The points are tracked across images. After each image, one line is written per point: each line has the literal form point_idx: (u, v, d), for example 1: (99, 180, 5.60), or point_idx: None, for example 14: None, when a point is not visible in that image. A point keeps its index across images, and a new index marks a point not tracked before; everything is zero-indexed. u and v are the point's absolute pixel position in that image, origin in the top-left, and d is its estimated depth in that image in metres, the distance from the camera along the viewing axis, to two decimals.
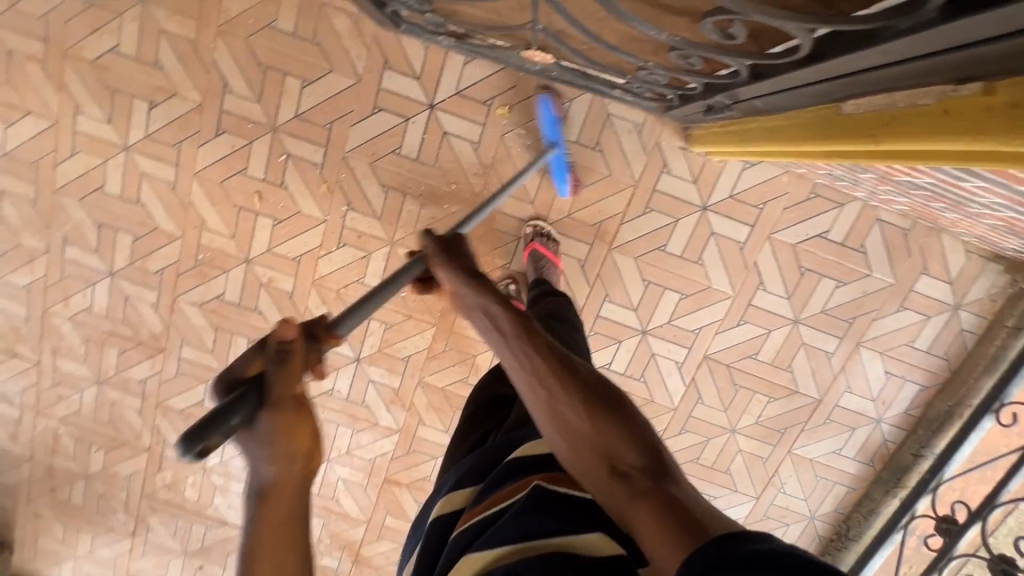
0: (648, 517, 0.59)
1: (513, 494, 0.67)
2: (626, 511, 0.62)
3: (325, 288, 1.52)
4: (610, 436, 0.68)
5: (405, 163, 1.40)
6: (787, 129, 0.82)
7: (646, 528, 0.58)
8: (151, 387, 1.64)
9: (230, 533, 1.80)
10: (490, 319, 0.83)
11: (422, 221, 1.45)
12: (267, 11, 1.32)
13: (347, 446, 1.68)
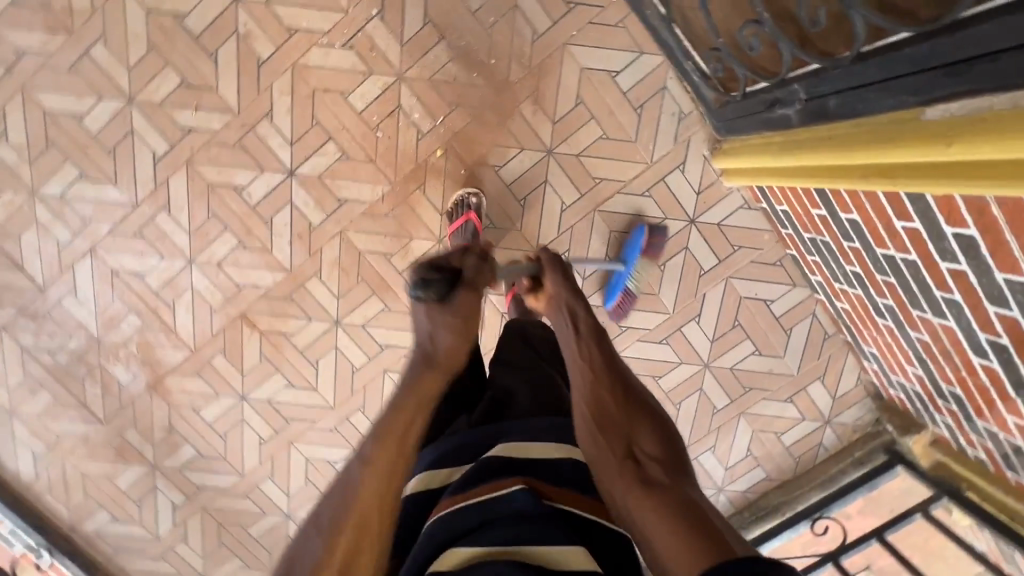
0: (651, 514, 0.59)
1: (498, 491, 0.61)
2: (635, 499, 0.62)
3: (302, 79, 1.32)
4: (635, 424, 0.69)
5: (459, 9, 1.29)
6: (840, 139, 0.86)
7: (658, 522, 0.58)
8: (26, 67, 1.31)
9: (20, 283, 1.45)
10: (571, 314, 0.82)
11: (441, 75, 1.32)
12: None
13: (219, 259, 1.44)
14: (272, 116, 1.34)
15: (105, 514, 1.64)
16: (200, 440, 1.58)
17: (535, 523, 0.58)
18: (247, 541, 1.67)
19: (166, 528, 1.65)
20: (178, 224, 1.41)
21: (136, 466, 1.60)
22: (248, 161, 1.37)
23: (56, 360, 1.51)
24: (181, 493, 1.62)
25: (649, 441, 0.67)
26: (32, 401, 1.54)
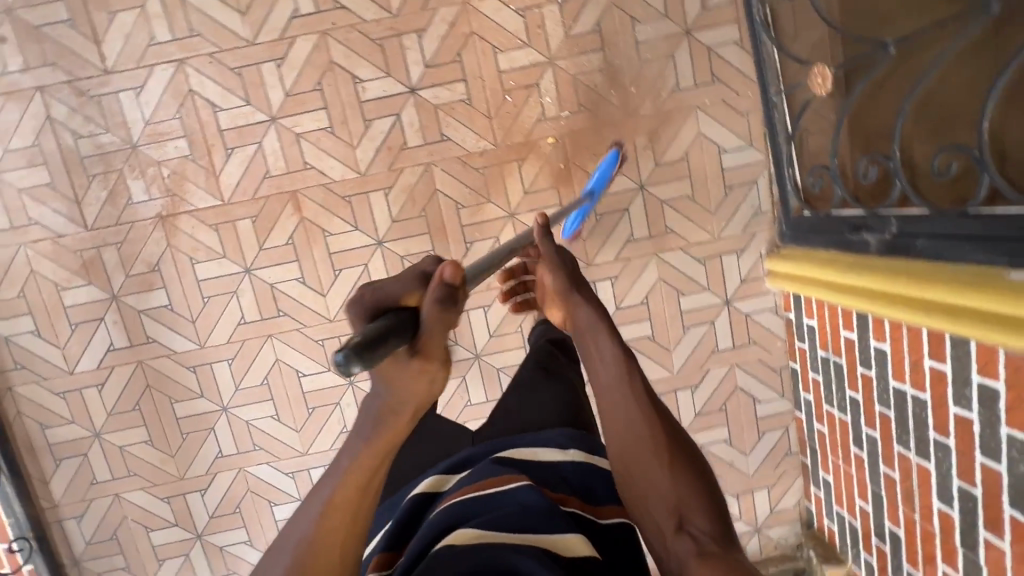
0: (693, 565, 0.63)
1: (508, 481, 0.71)
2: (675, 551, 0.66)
3: (465, 18, 1.38)
4: (673, 470, 0.70)
5: (626, 33, 1.41)
6: (911, 273, 1.04)
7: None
8: None
9: (87, 57, 1.36)
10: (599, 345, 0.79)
11: (584, 78, 1.42)
12: None
13: (301, 132, 1.41)
14: (422, 34, 1.38)
15: (30, 325, 1.46)
16: (179, 293, 1.47)
17: (535, 512, 0.66)
18: (167, 417, 1.52)
19: (88, 367, 1.49)
20: (279, 81, 1.39)
21: (96, 290, 1.45)
22: (379, 61, 1.39)
23: (76, 147, 1.39)
24: (127, 338, 1.48)
25: (690, 495, 0.68)
26: (23, 174, 1.40)
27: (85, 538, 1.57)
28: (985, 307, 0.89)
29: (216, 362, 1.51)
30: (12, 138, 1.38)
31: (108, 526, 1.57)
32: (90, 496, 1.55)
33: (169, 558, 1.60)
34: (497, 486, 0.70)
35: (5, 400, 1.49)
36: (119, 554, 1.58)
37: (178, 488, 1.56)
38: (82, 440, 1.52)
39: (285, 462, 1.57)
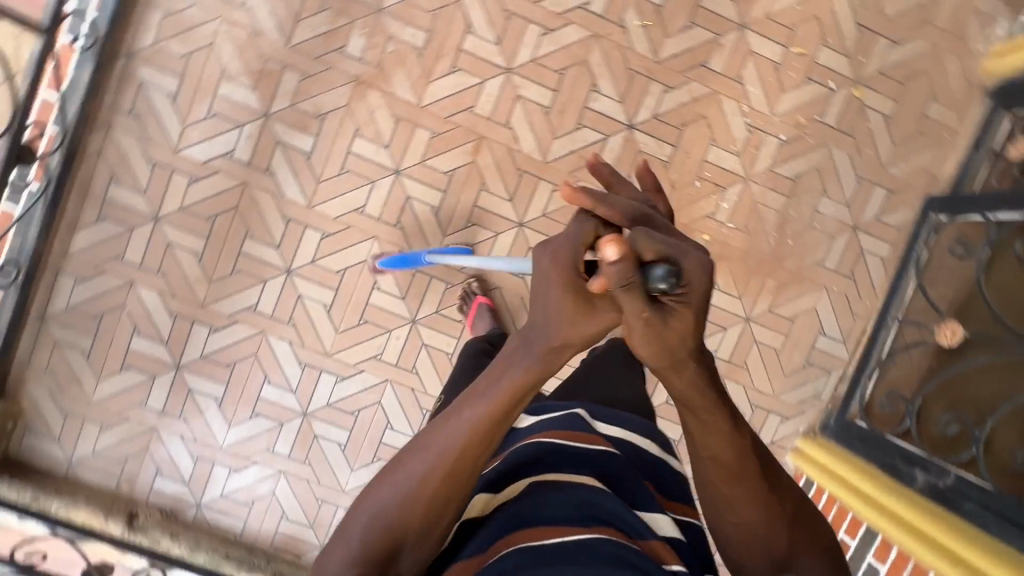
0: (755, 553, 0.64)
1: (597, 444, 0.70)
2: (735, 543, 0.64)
3: (707, 103, 1.51)
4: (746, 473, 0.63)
5: (813, 198, 1.56)
6: (956, 528, 1.22)
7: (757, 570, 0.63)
8: None
9: None
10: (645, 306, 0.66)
11: (761, 209, 1.55)
12: (944, 91, 1.56)
13: (523, 95, 1.46)
14: (668, 92, 1.49)
15: (173, 87, 1.40)
16: (324, 150, 1.44)
17: (625, 479, 0.67)
18: (230, 245, 1.45)
19: (195, 156, 1.42)
20: (535, 46, 1.45)
21: (254, 98, 1.41)
22: (621, 86, 1.48)
23: None
24: (248, 156, 1.42)
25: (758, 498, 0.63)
26: None
27: (70, 300, 1.45)
28: (979, 565, 1.13)
29: (311, 228, 1.46)
30: None
31: (100, 304, 1.45)
32: (104, 267, 1.44)
33: (133, 369, 1.48)
34: (583, 446, 0.69)
35: (96, 134, 1.39)
36: (89, 336, 1.46)
37: (191, 312, 1.47)
38: (138, 215, 1.43)
39: (305, 351, 1.51)
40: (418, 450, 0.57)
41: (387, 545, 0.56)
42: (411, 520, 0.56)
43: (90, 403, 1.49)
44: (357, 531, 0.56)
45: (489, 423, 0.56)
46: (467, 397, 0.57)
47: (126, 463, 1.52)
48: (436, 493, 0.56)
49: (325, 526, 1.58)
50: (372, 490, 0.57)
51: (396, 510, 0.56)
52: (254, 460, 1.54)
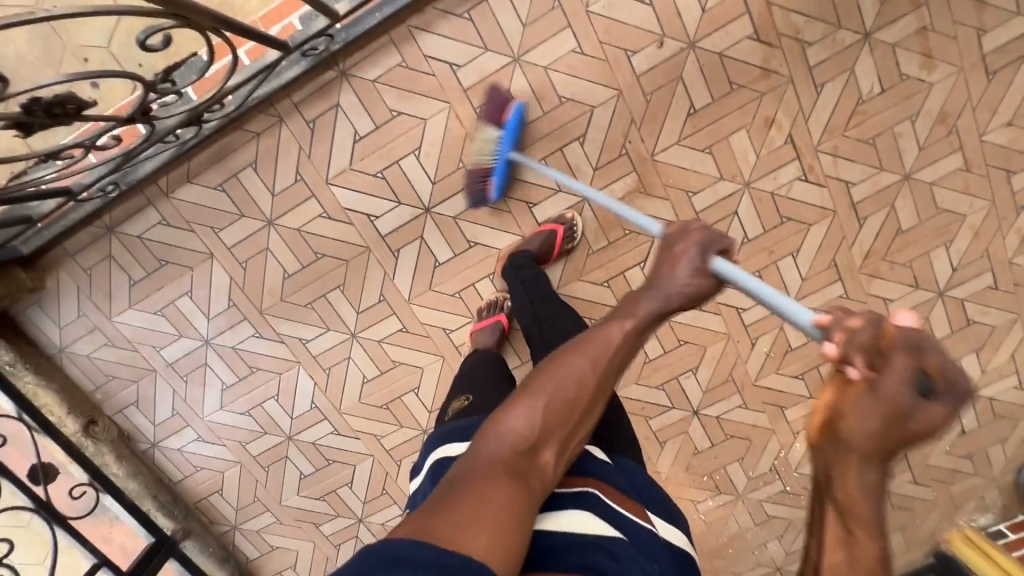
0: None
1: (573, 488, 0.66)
2: None
3: (760, 431, 1.65)
4: None
5: (770, 537, 1.80)
6: None
7: None
8: (848, 221, 1.41)
9: (661, 135, 1.32)
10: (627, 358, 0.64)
11: (732, 519, 1.77)
12: (912, 531, 1.80)
13: None
14: (743, 405, 1.62)
15: (362, 130, 1.30)
16: (453, 269, 1.43)
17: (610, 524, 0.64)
18: (319, 285, 1.45)
19: (340, 198, 1.36)
20: None
21: (426, 190, 1.36)
22: (713, 379, 1.58)
23: (569, 141, 1.32)
24: (387, 230, 1.40)
25: None
26: (524, 91, 1.28)
27: (146, 234, 1.39)
28: None
29: (396, 317, 1.48)
30: (560, 72, 1.27)
31: (171, 253, 1.41)
32: (195, 227, 1.39)
33: (165, 319, 1.48)
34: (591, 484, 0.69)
35: (265, 117, 1.29)
36: (144, 270, 1.43)
37: (248, 312, 1.47)
38: (255, 209, 1.37)
39: (322, 396, 1.57)
40: (573, 354, 0.64)
41: (542, 433, 0.60)
42: (581, 391, 0.62)
43: (110, 320, 1.48)
44: (523, 411, 0.60)
45: (629, 347, 0.64)
46: (607, 322, 0.65)
47: (110, 380, 1.55)
48: (591, 393, 0.63)
49: (247, 514, 1.70)
50: (533, 385, 0.62)
51: (560, 394, 0.61)
52: (223, 443, 1.62)
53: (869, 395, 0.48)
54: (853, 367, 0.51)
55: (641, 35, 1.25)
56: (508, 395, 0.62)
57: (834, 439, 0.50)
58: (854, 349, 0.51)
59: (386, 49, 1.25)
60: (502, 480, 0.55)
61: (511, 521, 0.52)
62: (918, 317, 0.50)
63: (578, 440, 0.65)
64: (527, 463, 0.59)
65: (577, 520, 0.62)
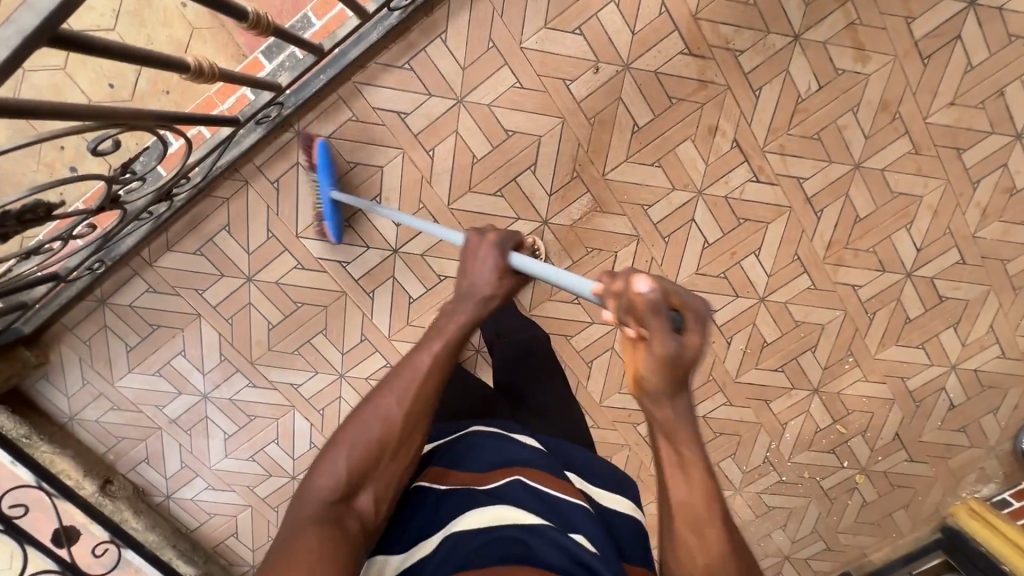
0: None
1: (500, 480, 0.69)
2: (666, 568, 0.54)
3: (748, 425, 1.68)
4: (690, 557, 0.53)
5: (772, 528, 1.82)
6: None
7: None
8: (805, 215, 1.44)
9: (609, 154, 1.36)
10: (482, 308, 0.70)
11: (733, 514, 1.79)
12: (915, 508, 1.80)
13: (615, 348, 1.58)
14: (727, 402, 1.65)
15: (324, 183, 1.37)
16: (427, 304, 1.49)
17: (534, 503, 0.65)
18: (303, 331, 1.52)
19: (311, 249, 1.43)
20: None
21: (392, 232, 1.43)
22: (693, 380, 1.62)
23: (521, 171, 1.37)
24: (360, 273, 1.46)
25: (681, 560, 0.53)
26: (472, 129, 1.33)
27: (136, 302, 1.48)
28: None
29: (380, 354, 1.54)
30: (503, 107, 1.32)
31: (161, 317, 1.49)
32: (180, 291, 1.47)
33: (164, 379, 1.56)
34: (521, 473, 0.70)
35: (231, 183, 1.37)
36: (138, 335, 1.51)
37: (240, 364, 1.55)
38: (234, 268, 1.45)
39: (320, 436, 1.63)
40: (380, 395, 0.63)
41: (357, 477, 0.60)
42: (392, 431, 0.62)
43: (113, 385, 1.56)
44: (331, 462, 0.60)
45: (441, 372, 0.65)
46: (422, 341, 0.67)
47: (120, 440, 1.63)
48: (399, 421, 0.62)
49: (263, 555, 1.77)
50: (344, 433, 0.62)
51: (364, 435, 0.61)
52: (233, 488, 1.70)
53: (647, 351, 0.53)
54: (625, 325, 0.57)
55: (577, 63, 1.29)
56: (323, 447, 0.62)
57: (643, 394, 0.55)
58: (624, 313, 0.56)
59: (337, 106, 1.31)
60: (313, 526, 0.55)
61: (331, 557, 0.52)
62: (655, 280, 0.55)
63: (409, 470, 0.65)
64: (344, 509, 0.59)
65: (494, 513, 0.63)
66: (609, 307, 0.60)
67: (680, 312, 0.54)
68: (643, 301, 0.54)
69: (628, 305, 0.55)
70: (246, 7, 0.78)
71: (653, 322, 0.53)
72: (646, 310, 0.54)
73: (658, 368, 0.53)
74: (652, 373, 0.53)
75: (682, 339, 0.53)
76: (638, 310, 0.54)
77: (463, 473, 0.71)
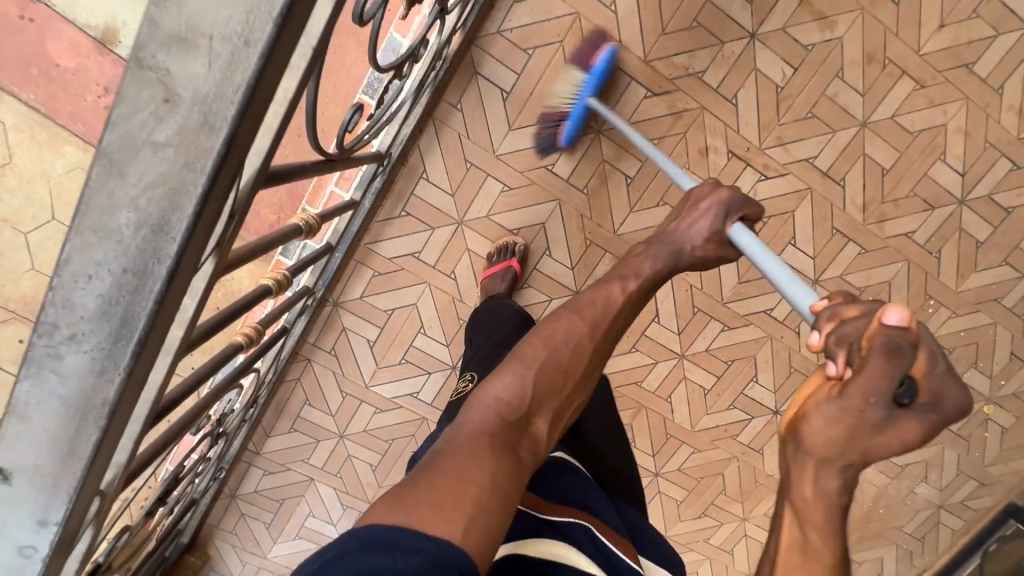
0: None
1: (569, 516, 0.71)
2: None
3: None
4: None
5: (910, 481, 1.77)
6: None
7: None
8: (828, 189, 1.39)
9: (613, 212, 1.38)
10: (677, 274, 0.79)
11: (865, 483, 1.75)
12: None
13: (688, 377, 1.58)
14: None
15: (371, 335, 1.49)
16: None
17: (593, 554, 0.67)
18: (403, 462, 1.63)
19: (383, 392, 1.55)
20: (709, 338, 1.54)
21: (445, 352, 1.51)
22: (777, 379, 1.59)
23: (539, 259, 1.41)
24: (431, 396, 1.56)
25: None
26: (480, 242, 1.40)
27: (259, 485, 1.65)
28: None
29: None
30: (501, 213, 1.38)
31: (283, 490, 1.66)
32: (290, 465, 1.63)
33: (304, 539, 1.73)
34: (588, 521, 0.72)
35: (297, 364, 1.50)
36: (271, 511, 1.69)
37: (360, 506, 1.69)
38: (326, 431, 1.59)
39: None
40: (569, 321, 0.69)
41: (532, 403, 0.63)
42: (564, 379, 0.66)
43: (266, 558, 1.75)
44: (512, 380, 0.63)
45: (612, 333, 0.71)
46: (607, 282, 0.74)
47: None
48: (583, 357, 0.68)
49: None
50: (524, 354, 0.66)
51: (552, 362, 0.65)
52: None
53: (835, 398, 0.48)
54: (834, 362, 0.50)
55: (553, 148, 1.32)
56: (497, 366, 0.66)
57: (795, 438, 0.52)
58: (837, 343, 0.51)
59: (359, 268, 1.41)
60: (489, 447, 0.57)
61: (495, 499, 0.52)
62: (909, 314, 0.45)
63: (568, 419, 0.68)
64: (516, 433, 0.61)
65: (558, 550, 0.64)
66: (827, 298, 0.60)
67: (911, 373, 0.46)
68: (878, 339, 0.46)
69: (857, 339, 0.49)
70: (267, 282, 0.87)
71: (880, 365, 0.45)
72: (877, 349, 0.45)
73: (837, 420, 0.48)
74: (827, 426, 0.49)
75: (892, 415, 0.46)
76: (866, 347, 0.47)
77: (532, 492, 0.72)
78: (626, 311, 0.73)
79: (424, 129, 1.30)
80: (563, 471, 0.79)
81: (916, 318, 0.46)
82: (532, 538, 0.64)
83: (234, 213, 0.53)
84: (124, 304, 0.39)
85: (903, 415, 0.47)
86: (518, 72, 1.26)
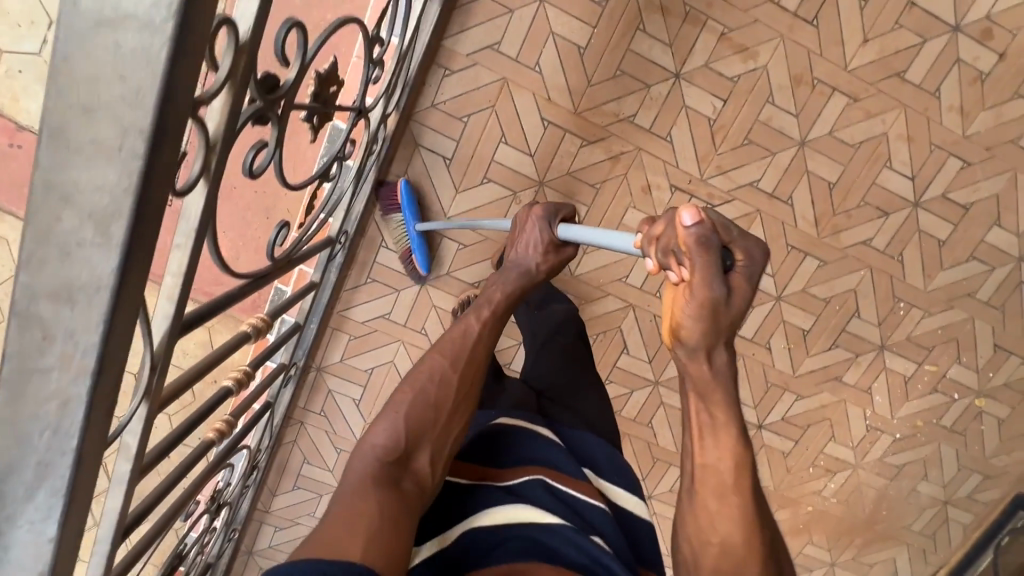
0: None
1: (526, 476, 0.80)
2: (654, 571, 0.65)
3: (832, 407, 1.63)
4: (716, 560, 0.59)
5: (912, 481, 1.74)
6: None
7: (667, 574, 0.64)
8: (776, 209, 1.41)
9: None
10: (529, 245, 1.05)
11: (864, 486, 1.74)
12: None
13: (666, 401, 1.61)
14: (799, 396, 1.61)
15: (356, 394, 1.57)
16: None
17: (552, 504, 0.77)
18: None
19: None
20: None
21: None
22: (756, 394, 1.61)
23: None
24: None
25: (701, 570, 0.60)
26: (445, 297, 1.47)
27: (272, 540, 1.75)
28: None
29: None
30: (461, 269, 1.45)
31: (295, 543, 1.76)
32: (299, 520, 1.73)
33: None
34: (546, 475, 0.82)
35: (291, 426, 1.60)
36: None
37: None
38: (327, 485, 1.68)
39: None
40: (431, 361, 0.83)
41: (410, 441, 0.74)
42: (438, 405, 0.79)
43: None
44: (387, 425, 0.75)
45: (476, 362, 0.86)
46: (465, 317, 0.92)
47: None
48: (450, 386, 0.81)
49: None
50: (395, 401, 0.79)
51: (419, 401, 0.78)
52: None
53: (690, 294, 0.58)
54: (671, 270, 0.61)
55: (501, 204, 1.39)
56: (376, 418, 0.77)
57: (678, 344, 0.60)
58: (665, 255, 0.61)
59: (336, 334, 1.50)
60: (374, 487, 0.66)
61: (385, 517, 0.62)
62: (698, 210, 0.57)
63: (456, 438, 0.79)
64: (402, 471, 0.71)
65: (516, 509, 0.75)
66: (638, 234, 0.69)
67: (728, 249, 0.59)
68: (689, 238, 0.57)
69: (674, 243, 0.59)
70: (226, 384, 0.95)
71: (702, 258, 0.57)
72: (692, 247, 0.57)
73: (700, 315, 0.58)
74: (691, 320, 0.58)
75: (727, 280, 0.58)
76: (684, 246, 0.58)
77: (489, 466, 0.81)
78: (483, 335, 0.90)
79: (377, 202, 1.38)
80: (521, 435, 0.87)
81: (704, 209, 0.57)
82: (492, 508, 0.74)
83: (157, 364, 0.61)
84: (47, 486, 0.48)
85: (736, 278, 0.59)
86: (457, 140, 1.33)
